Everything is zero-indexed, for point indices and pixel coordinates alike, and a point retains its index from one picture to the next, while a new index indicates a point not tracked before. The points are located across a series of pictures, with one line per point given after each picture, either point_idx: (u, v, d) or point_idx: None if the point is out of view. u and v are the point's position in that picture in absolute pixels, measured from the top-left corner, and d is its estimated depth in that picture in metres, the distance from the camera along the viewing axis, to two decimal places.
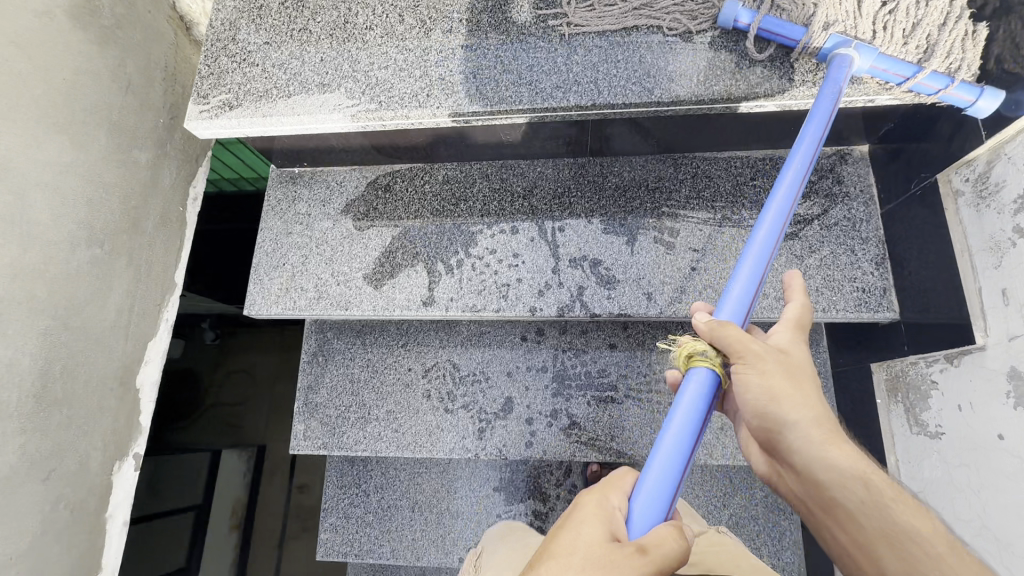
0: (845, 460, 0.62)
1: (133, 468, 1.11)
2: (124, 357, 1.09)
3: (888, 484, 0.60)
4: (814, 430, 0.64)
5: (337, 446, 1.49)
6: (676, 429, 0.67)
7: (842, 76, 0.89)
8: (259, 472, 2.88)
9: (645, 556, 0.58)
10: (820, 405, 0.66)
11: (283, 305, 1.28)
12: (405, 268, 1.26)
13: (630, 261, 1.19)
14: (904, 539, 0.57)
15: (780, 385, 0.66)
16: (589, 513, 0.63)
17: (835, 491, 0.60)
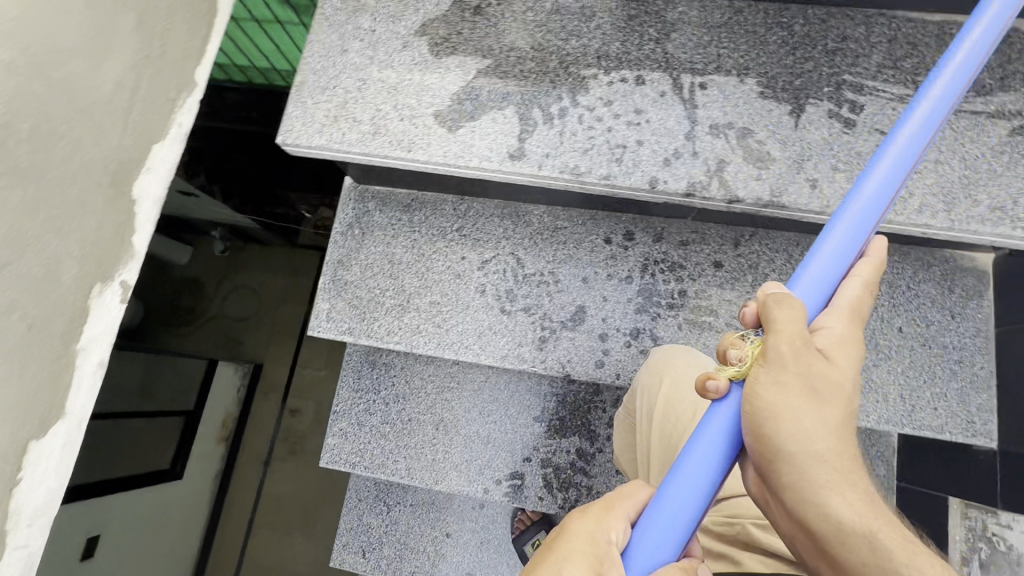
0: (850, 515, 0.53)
1: (120, 301, 0.85)
2: (122, 149, 0.82)
3: (895, 539, 0.53)
4: (823, 473, 0.53)
5: (366, 333, 1.24)
6: (691, 476, 0.51)
7: None
8: (254, 392, 2.67)
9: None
10: (836, 435, 0.54)
11: (329, 135, 1.00)
12: (490, 109, 0.97)
13: (792, 137, 0.90)
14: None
15: (794, 412, 0.52)
16: (567, 556, 0.53)
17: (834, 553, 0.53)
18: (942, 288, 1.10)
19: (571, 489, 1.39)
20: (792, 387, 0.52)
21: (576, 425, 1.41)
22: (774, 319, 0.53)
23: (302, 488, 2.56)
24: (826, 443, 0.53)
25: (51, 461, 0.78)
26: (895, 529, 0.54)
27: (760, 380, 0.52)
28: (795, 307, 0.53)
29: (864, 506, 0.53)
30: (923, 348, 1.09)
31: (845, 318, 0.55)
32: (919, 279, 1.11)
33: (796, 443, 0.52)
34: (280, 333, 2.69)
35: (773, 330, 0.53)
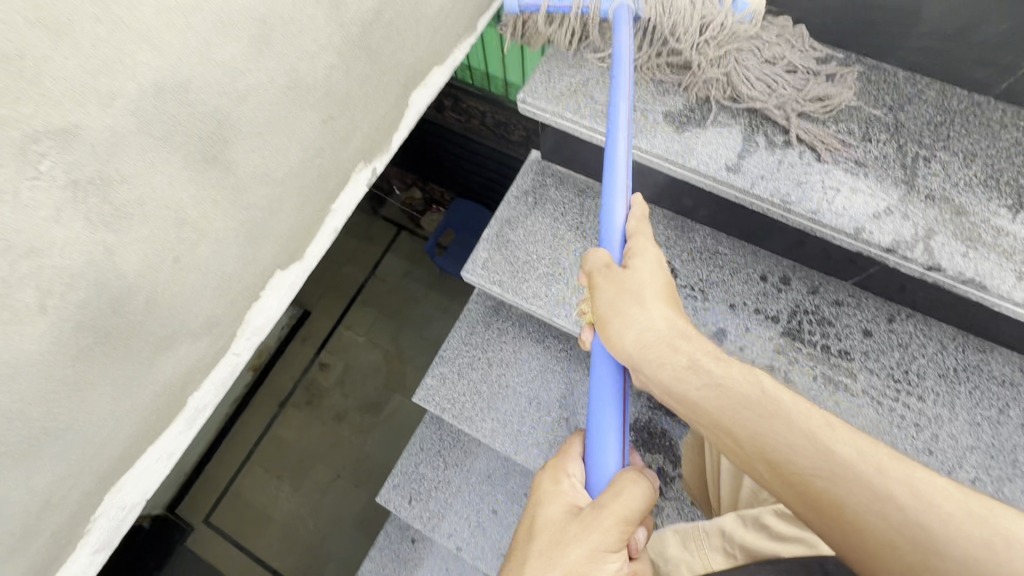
0: (678, 353, 0.76)
1: (364, 181, 0.97)
2: (419, 60, 0.95)
3: (716, 363, 0.74)
4: (653, 335, 0.77)
5: (512, 289, 1.33)
6: (603, 402, 0.81)
7: (623, 24, 0.98)
8: (292, 336, 3.01)
9: (606, 509, 0.71)
10: (665, 310, 0.79)
11: (566, 105, 1.12)
12: (718, 123, 1.06)
13: (1006, 228, 0.94)
14: (743, 405, 0.70)
15: (624, 306, 0.79)
16: (546, 494, 0.78)
17: (674, 384, 0.74)
18: None
19: None
20: (611, 302, 0.80)
21: (662, 444, 1.40)
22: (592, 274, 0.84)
23: (306, 440, 2.83)
24: (652, 318, 0.78)
25: (280, 292, 0.89)
26: (712, 354, 0.76)
27: (597, 307, 0.82)
28: (597, 257, 0.84)
29: (687, 346, 0.76)
30: None
31: (643, 242, 0.84)
32: None
33: (627, 325, 0.78)
34: (336, 292, 3.08)
35: (592, 280, 0.84)
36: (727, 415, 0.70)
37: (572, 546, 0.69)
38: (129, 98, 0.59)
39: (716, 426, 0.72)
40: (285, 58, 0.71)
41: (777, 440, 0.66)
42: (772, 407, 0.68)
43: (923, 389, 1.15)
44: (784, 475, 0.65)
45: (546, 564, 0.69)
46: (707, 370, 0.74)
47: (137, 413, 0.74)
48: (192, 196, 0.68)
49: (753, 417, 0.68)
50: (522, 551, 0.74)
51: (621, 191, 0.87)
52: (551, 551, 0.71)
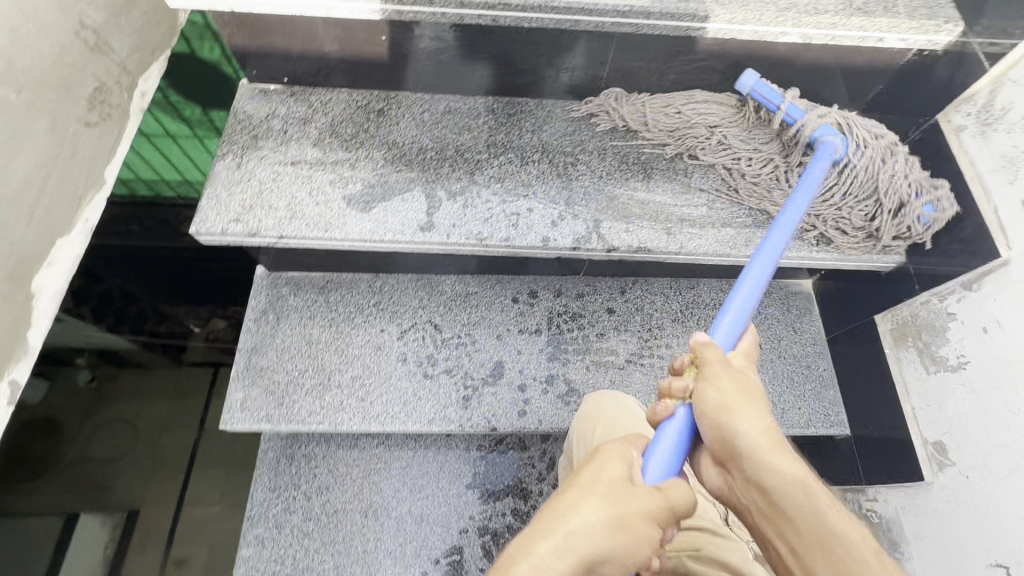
0: (787, 464, 0.66)
1: (4, 402, 0.80)
2: (24, 244, 0.81)
3: (827, 496, 0.64)
4: (769, 441, 0.68)
5: (286, 418, 1.21)
6: (665, 435, 0.76)
7: (827, 155, 1.00)
8: None
9: (661, 493, 0.68)
10: (772, 419, 0.71)
11: (246, 223, 1.06)
12: (400, 190, 1.11)
13: (646, 198, 1.13)
14: (836, 539, 0.60)
15: (736, 404, 0.71)
16: (613, 453, 0.72)
17: (774, 494, 0.65)
18: (782, 310, 1.38)
19: None
20: (727, 391, 0.72)
21: (508, 487, 1.43)
22: (701, 348, 0.78)
23: None
24: (769, 420, 0.70)
25: None
26: (831, 494, 0.65)
27: (704, 385, 0.75)
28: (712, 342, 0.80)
29: (800, 468, 0.66)
30: (780, 360, 1.32)
31: (744, 358, 0.81)
32: (764, 305, 1.38)
33: (747, 420, 0.70)
34: None
35: (704, 357, 0.77)
36: (824, 547, 0.60)
37: (631, 502, 0.65)
38: None
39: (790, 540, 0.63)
40: None
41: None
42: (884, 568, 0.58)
43: (667, 338, 1.33)
44: None
45: (606, 499, 0.64)
46: (819, 498, 0.63)
47: None
48: None
49: (853, 564, 0.58)
50: (576, 485, 0.66)
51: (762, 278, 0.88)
52: (616, 498, 0.65)
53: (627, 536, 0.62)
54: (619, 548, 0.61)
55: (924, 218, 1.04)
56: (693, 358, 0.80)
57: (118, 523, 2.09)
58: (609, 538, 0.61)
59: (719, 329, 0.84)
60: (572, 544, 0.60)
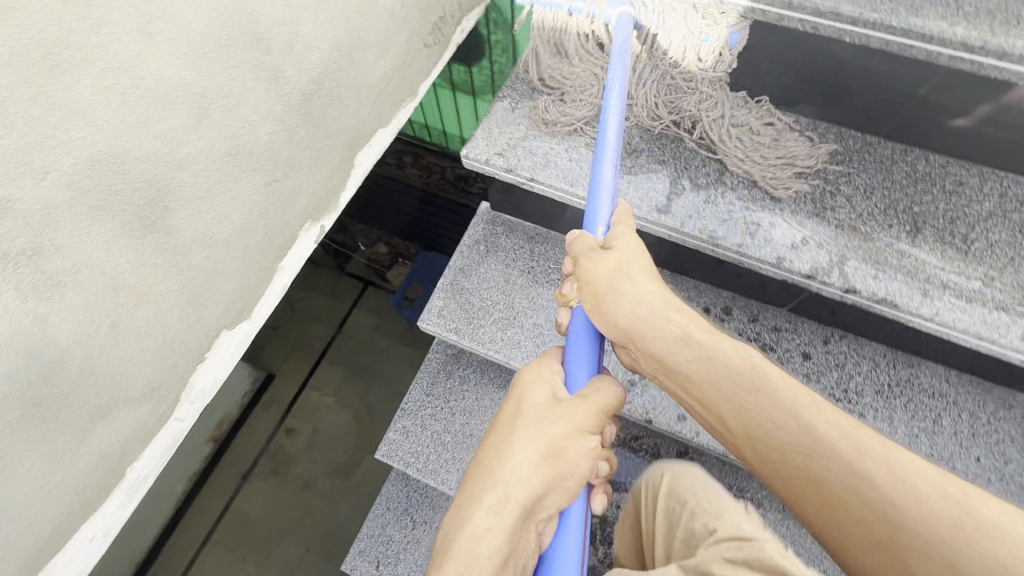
0: (669, 324, 0.81)
1: (313, 239, 0.99)
2: (362, 123, 1.01)
3: (707, 337, 0.80)
4: (647, 309, 0.82)
5: (469, 336, 1.35)
6: (578, 336, 0.88)
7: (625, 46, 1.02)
8: (257, 400, 2.93)
9: (586, 402, 0.83)
10: (653, 283, 0.85)
11: (506, 159, 1.19)
12: (647, 169, 1.15)
13: (908, 251, 1.03)
14: (729, 380, 0.75)
15: (616, 279, 0.84)
16: (530, 380, 0.87)
17: (666, 356, 0.80)
18: (1021, 430, 1.17)
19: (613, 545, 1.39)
20: (601, 280, 0.84)
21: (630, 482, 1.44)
22: (574, 252, 0.90)
23: (271, 512, 2.71)
24: (640, 291, 0.83)
25: (224, 354, 0.88)
26: (708, 332, 0.81)
27: (582, 287, 0.87)
28: (584, 238, 0.90)
29: (680, 321, 0.82)
30: (1000, 484, 1.13)
31: (625, 229, 0.90)
32: (998, 416, 1.18)
33: (620, 297, 0.84)
34: (303, 348, 3.05)
35: (574, 255, 0.90)
36: (718, 389, 0.75)
37: (552, 426, 0.81)
38: (65, 171, 0.61)
39: (687, 384, 0.79)
40: (225, 129, 0.76)
41: (768, 416, 0.71)
42: (761, 383, 0.73)
43: (863, 407, 1.21)
44: (766, 450, 0.70)
45: (530, 434, 0.81)
46: (699, 343, 0.79)
47: (72, 487, 0.71)
48: (129, 262, 0.69)
49: (745, 394, 0.73)
50: (509, 429, 0.84)
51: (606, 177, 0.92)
52: (540, 424, 0.82)
53: (558, 457, 0.80)
54: (554, 471, 0.79)
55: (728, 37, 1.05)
56: (573, 268, 0.90)
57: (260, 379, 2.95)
58: (538, 468, 0.79)
59: (596, 211, 0.92)
60: (506, 495, 0.77)
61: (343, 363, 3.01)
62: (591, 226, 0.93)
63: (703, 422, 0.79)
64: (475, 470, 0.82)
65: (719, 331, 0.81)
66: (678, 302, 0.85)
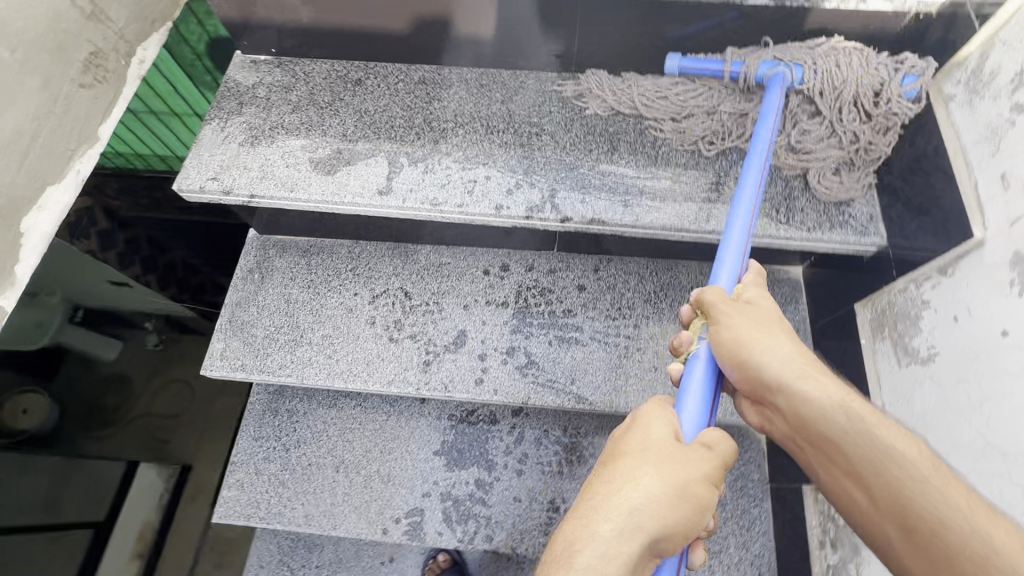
0: (831, 394, 0.69)
1: None
2: (12, 187, 0.92)
3: (872, 411, 0.67)
4: (795, 366, 0.72)
5: (258, 368, 1.28)
6: (693, 384, 0.78)
7: (773, 104, 0.98)
8: (179, 496, 2.83)
9: (713, 452, 0.72)
10: (797, 342, 0.75)
11: (221, 182, 1.14)
12: (364, 155, 1.15)
13: (608, 169, 1.11)
14: (884, 456, 0.64)
15: (755, 332, 0.74)
16: (654, 416, 0.74)
17: (815, 419, 0.69)
18: None
19: (469, 521, 1.40)
20: (744, 329, 0.75)
21: (474, 456, 1.45)
22: (707, 298, 0.81)
23: None
24: (784, 347, 0.73)
25: None
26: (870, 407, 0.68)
27: (718, 329, 0.77)
28: (714, 289, 0.82)
29: (835, 387, 0.70)
30: None
31: (755, 288, 0.82)
32: None
33: (764, 351, 0.73)
34: (213, 429, 2.90)
35: (708, 303, 0.80)
36: (872, 467, 0.64)
37: (687, 469, 0.69)
38: None
39: (822, 443, 0.69)
40: None
41: (922, 504, 0.61)
42: (927, 474, 0.62)
43: (637, 318, 1.30)
44: (915, 531, 0.61)
45: (663, 470, 0.68)
46: (862, 417, 0.67)
47: None
48: None
49: (904, 477, 0.62)
50: (630, 458, 0.70)
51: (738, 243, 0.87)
52: (669, 465, 0.68)
53: (686, 500, 0.67)
54: (677, 518, 0.65)
55: (908, 90, 0.96)
56: (705, 311, 0.81)
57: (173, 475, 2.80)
58: (670, 509, 0.65)
59: (721, 270, 0.86)
60: (638, 523, 0.63)
61: None
62: (718, 280, 0.86)
63: (832, 491, 0.69)
64: (587, 490, 0.69)
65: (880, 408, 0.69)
66: (826, 368, 0.74)
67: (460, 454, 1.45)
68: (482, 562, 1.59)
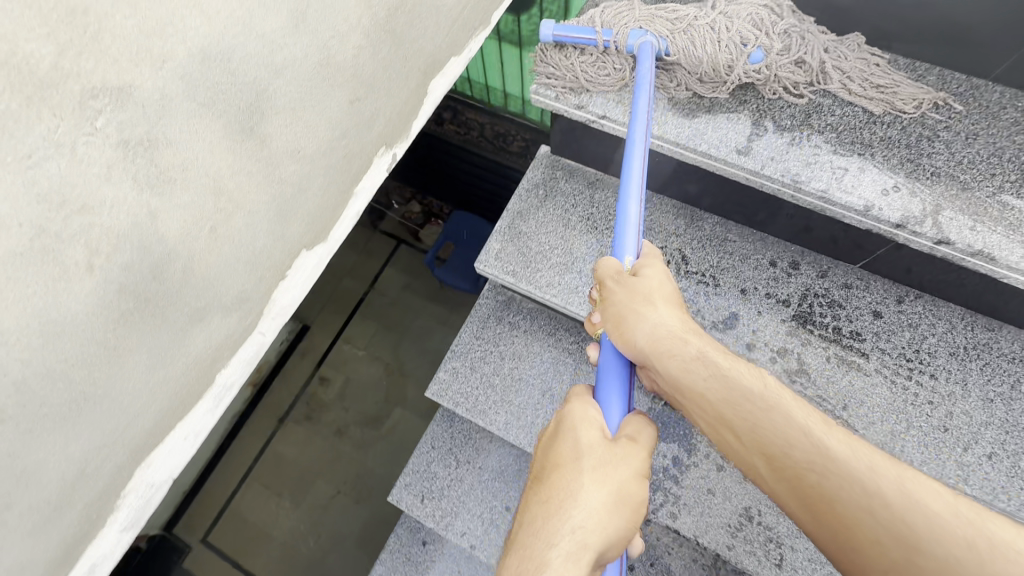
0: (691, 346, 0.80)
1: (386, 167, 0.99)
2: (438, 50, 0.99)
3: (727, 359, 0.78)
4: (668, 332, 0.82)
5: (526, 279, 1.34)
6: (609, 390, 0.84)
7: (646, 60, 1.04)
8: (293, 350, 3.23)
9: (637, 443, 0.80)
10: (671, 305, 0.86)
11: (579, 95, 1.15)
12: (728, 109, 1.09)
13: (1012, 203, 0.96)
14: (745, 402, 0.73)
15: (639, 299, 0.85)
16: (579, 421, 0.82)
17: (683, 373, 0.78)
18: None
19: (657, 493, 1.39)
20: (624, 302, 0.86)
21: (677, 433, 1.43)
22: (602, 277, 0.91)
23: (306, 454, 3.02)
24: (666, 316, 0.83)
25: (303, 275, 0.90)
26: (719, 352, 0.80)
27: (607, 307, 0.88)
28: (611, 262, 0.91)
29: (697, 341, 0.81)
30: None
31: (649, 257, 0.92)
32: None
33: (642, 320, 0.83)
34: (337, 304, 3.33)
35: (601, 281, 0.92)
36: (730, 407, 0.74)
37: (620, 470, 0.78)
38: (179, 62, 0.61)
39: (700, 400, 0.77)
40: (320, 38, 0.75)
41: (775, 434, 0.70)
42: (774, 402, 0.72)
43: (935, 368, 1.16)
44: (779, 468, 0.69)
45: (599, 479, 0.76)
46: (715, 363, 0.78)
47: (170, 388, 0.74)
48: (229, 168, 0.70)
49: (762, 416, 0.72)
50: (569, 470, 0.78)
51: (635, 216, 0.92)
52: (604, 469, 0.77)
53: (620, 508, 0.76)
54: (614, 522, 0.74)
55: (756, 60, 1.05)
56: (600, 290, 0.92)
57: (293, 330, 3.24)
58: (608, 516, 0.74)
59: (625, 242, 0.92)
60: (583, 541, 0.71)
61: (373, 319, 3.31)
62: (620, 251, 0.93)
63: (712, 438, 0.77)
64: (526, 515, 0.77)
65: (728, 351, 0.81)
66: (691, 322, 0.85)
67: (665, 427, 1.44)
68: None
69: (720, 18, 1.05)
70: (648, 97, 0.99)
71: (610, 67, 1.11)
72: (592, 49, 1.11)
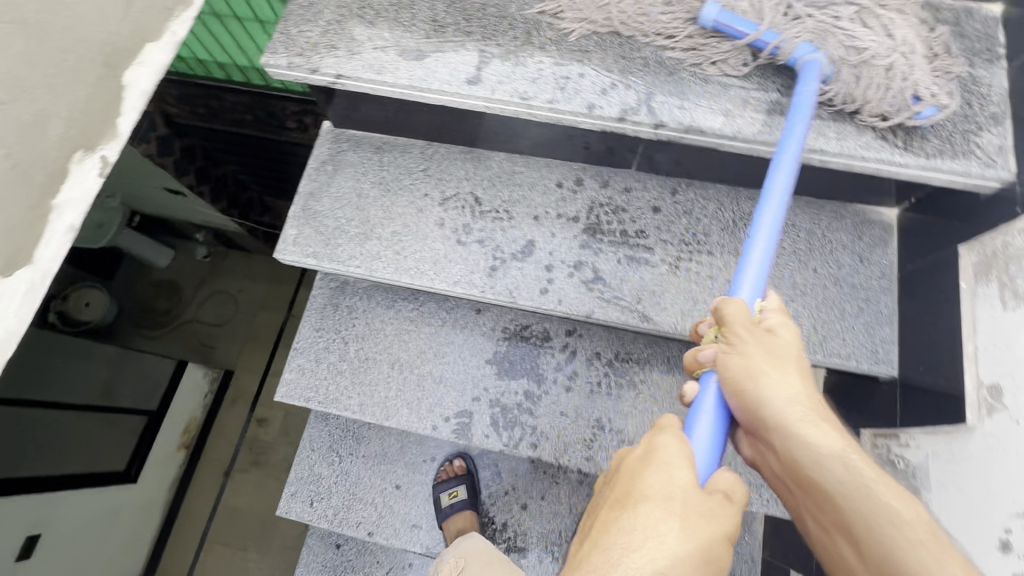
0: (833, 443, 0.68)
1: (99, 173, 0.91)
2: (115, 37, 0.94)
3: (870, 466, 0.66)
4: (798, 410, 0.71)
5: (329, 257, 1.32)
6: (699, 422, 0.76)
7: (809, 78, 0.93)
8: (222, 399, 3.10)
9: (732, 503, 0.69)
10: (805, 383, 0.74)
11: (309, 60, 1.12)
12: (454, 44, 1.10)
13: (711, 76, 1.04)
14: (875, 518, 0.62)
15: (766, 366, 0.74)
16: (674, 455, 0.71)
17: (813, 467, 0.67)
18: (851, 237, 1.24)
19: (516, 428, 1.44)
20: (754, 364, 0.74)
21: (525, 367, 1.48)
22: (728, 319, 0.79)
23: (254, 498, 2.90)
24: (795, 389, 0.73)
25: (12, 304, 0.81)
26: (870, 462, 0.67)
27: (729, 357, 0.77)
28: (740, 308, 0.79)
29: (839, 439, 0.69)
30: (835, 286, 1.21)
31: (779, 315, 0.80)
32: (831, 227, 1.24)
33: (770, 389, 0.72)
34: (256, 340, 3.18)
35: (728, 326, 0.79)
36: (864, 524, 0.62)
37: (712, 527, 0.67)
38: None
39: (824, 500, 0.66)
40: None
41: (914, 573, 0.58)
42: (927, 538, 0.59)
43: (711, 245, 1.26)
44: None
45: (691, 528, 0.66)
46: (859, 470, 0.65)
47: None
48: None
49: (897, 544, 0.60)
50: (652, 505, 0.68)
51: (760, 269, 0.85)
52: (692, 519, 0.66)
53: (704, 563, 0.65)
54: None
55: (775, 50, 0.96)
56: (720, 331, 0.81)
57: (218, 378, 3.08)
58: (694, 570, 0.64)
59: (741, 287, 0.85)
60: None
61: None
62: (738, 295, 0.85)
63: (821, 541, 0.67)
64: (602, 538, 0.68)
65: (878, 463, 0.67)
66: (831, 414, 0.72)
67: (512, 365, 1.48)
68: (519, 472, 1.68)
69: (901, 60, 0.93)
70: (805, 131, 0.90)
71: (720, 51, 1.00)
72: (740, 44, 0.98)
